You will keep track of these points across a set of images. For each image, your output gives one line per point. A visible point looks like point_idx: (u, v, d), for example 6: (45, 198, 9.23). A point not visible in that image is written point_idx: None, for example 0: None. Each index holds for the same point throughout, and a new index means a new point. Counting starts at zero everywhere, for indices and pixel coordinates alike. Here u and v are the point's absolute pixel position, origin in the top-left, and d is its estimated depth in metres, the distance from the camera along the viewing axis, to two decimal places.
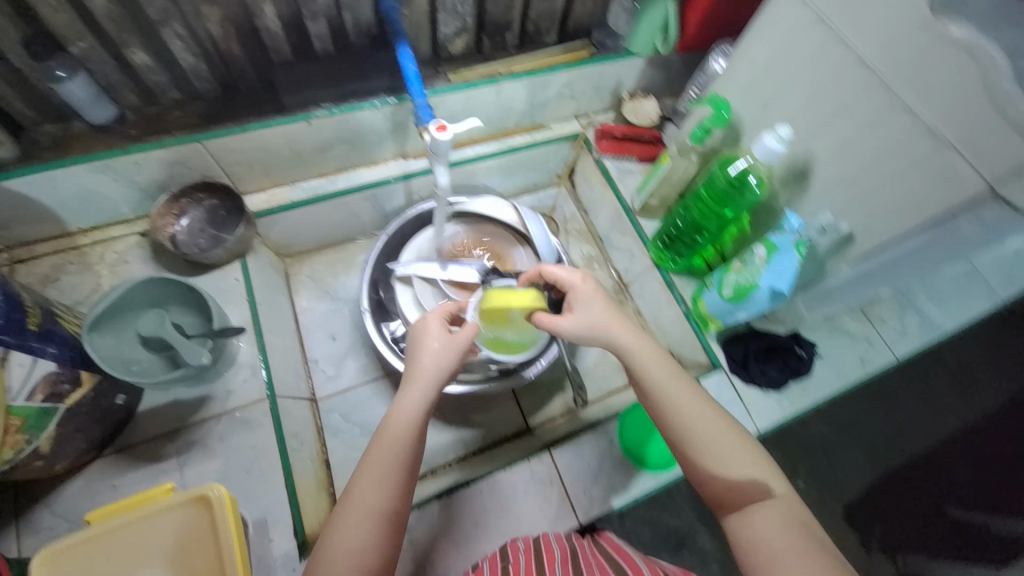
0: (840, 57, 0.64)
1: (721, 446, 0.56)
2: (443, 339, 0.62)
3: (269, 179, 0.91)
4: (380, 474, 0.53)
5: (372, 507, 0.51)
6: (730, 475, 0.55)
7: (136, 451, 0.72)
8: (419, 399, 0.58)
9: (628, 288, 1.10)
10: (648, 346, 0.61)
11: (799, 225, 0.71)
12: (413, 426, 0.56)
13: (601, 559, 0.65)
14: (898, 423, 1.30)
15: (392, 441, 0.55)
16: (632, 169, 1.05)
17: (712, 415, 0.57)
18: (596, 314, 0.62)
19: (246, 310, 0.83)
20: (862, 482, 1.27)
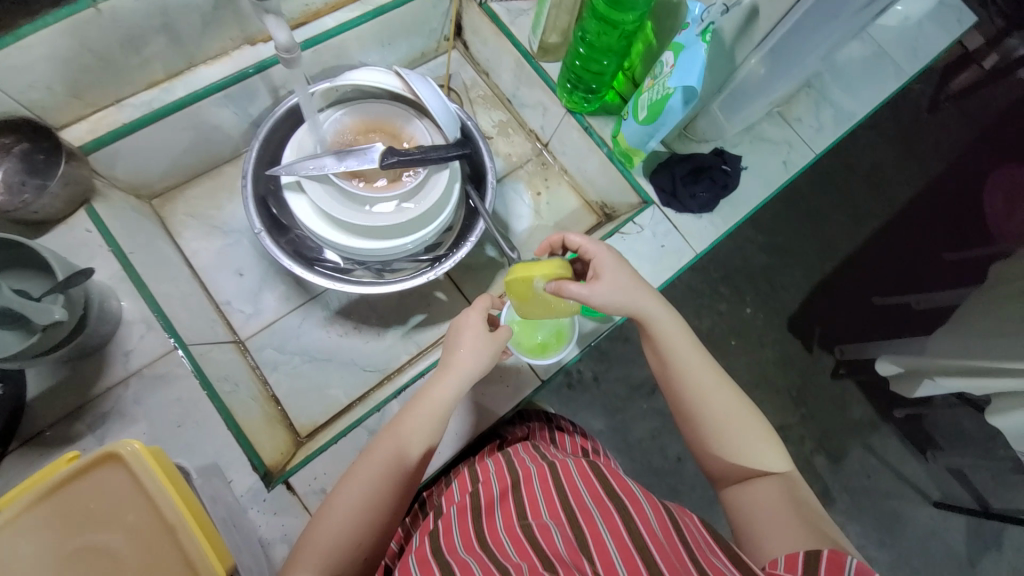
0: None
1: (735, 426, 0.62)
2: (477, 317, 0.67)
3: (83, 101, 0.73)
4: (403, 442, 0.60)
5: (381, 470, 0.58)
6: (735, 454, 0.61)
7: (43, 439, 0.64)
8: (453, 385, 0.64)
9: (548, 148, 1.03)
10: (678, 328, 0.66)
11: (701, 12, 0.64)
12: (441, 407, 0.63)
13: (586, 478, 0.61)
14: (822, 230, 1.41)
15: (422, 412, 0.62)
16: (524, 9, 0.94)
17: (728, 400, 0.63)
18: (619, 286, 0.63)
19: (113, 261, 0.70)
20: (797, 289, 1.38)
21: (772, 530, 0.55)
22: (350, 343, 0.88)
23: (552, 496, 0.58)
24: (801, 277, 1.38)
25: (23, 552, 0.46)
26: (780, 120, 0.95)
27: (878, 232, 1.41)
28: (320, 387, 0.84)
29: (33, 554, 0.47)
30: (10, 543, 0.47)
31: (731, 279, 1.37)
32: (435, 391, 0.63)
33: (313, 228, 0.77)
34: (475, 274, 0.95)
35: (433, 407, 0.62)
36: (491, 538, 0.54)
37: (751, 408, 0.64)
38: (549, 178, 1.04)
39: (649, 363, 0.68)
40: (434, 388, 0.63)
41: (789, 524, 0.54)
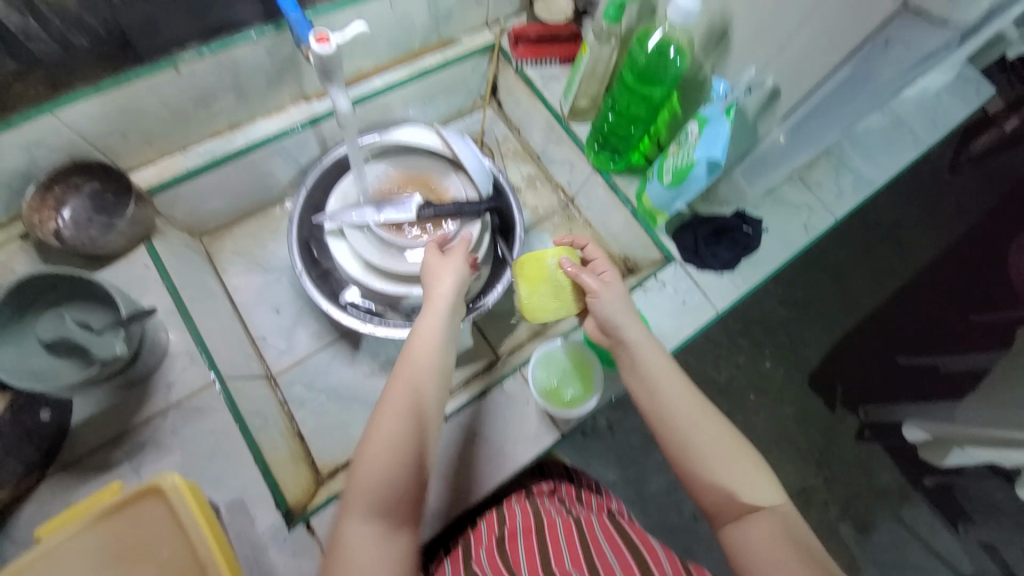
0: None
1: (725, 456, 0.60)
2: (445, 266, 0.70)
3: (154, 148, 0.81)
4: (411, 387, 0.60)
5: (400, 419, 0.58)
6: (730, 487, 0.58)
7: (83, 464, 0.66)
8: (438, 320, 0.65)
9: (574, 202, 1.08)
10: (655, 353, 0.67)
11: (725, 91, 0.68)
12: (432, 341, 0.63)
13: (610, 535, 0.63)
14: (843, 287, 1.41)
15: (417, 354, 0.62)
16: (556, 73, 0.99)
17: (716, 431, 0.62)
18: (614, 296, 0.69)
19: (166, 296, 0.75)
20: (819, 347, 1.37)
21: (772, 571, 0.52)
22: (375, 383, 0.90)
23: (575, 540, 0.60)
24: (822, 334, 1.37)
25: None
26: (800, 184, 0.99)
27: (901, 292, 1.40)
28: (343, 426, 0.86)
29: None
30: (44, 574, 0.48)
31: (751, 333, 1.37)
32: (423, 333, 0.64)
33: (351, 273, 0.82)
34: (499, 320, 0.98)
35: (426, 344, 0.63)
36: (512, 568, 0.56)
37: (734, 436, 0.62)
38: (574, 230, 1.07)
39: (632, 395, 0.67)
40: (421, 331, 0.64)
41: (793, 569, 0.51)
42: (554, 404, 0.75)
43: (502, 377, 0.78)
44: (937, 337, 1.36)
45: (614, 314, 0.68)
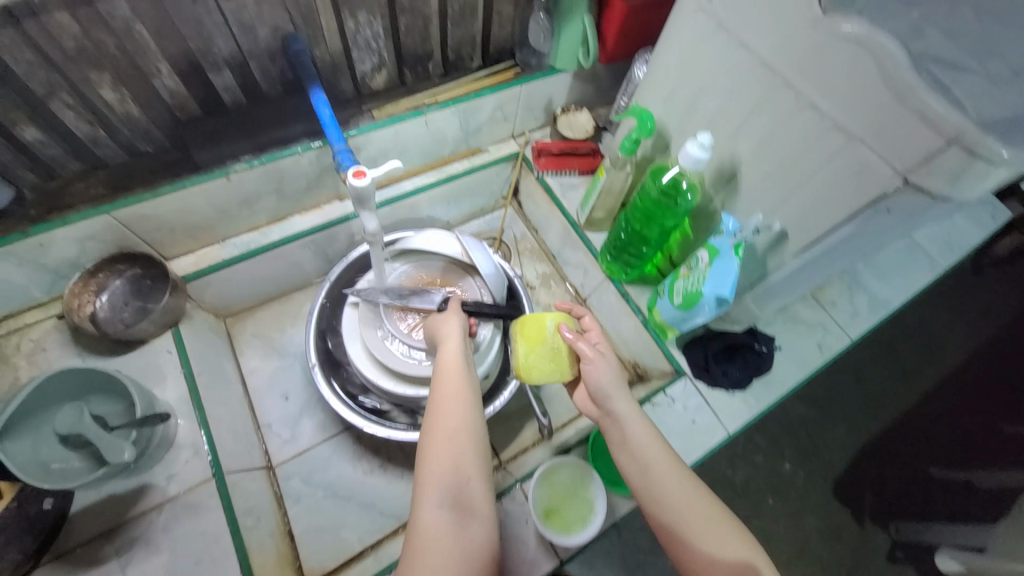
0: (745, 60, 0.65)
1: (715, 529, 0.54)
2: (449, 317, 0.69)
3: (195, 240, 0.87)
4: (456, 390, 0.59)
5: (453, 425, 0.56)
6: (726, 563, 0.52)
7: (69, 559, 0.65)
8: (456, 338, 0.65)
9: (586, 303, 1.10)
10: (642, 424, 0.61)
11: (735, 227, 0.71)
12: (457, 355, 0.63)
13: None
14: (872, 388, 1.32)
15: (448, 367, 0.61)
16: (575, 183, 1.05)
17: (703, 499, 0.57)
18: (609, 365, 0.65)
19: (183, 385, 0.77)
20: (843, 450, 1.26)
21: None
22: (373, 482, 0.88)
23: None
24: (846, 441, 1.27)
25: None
26: (814, 302, 0.99)
27: (927, 397, 1.33)
28: (335, 527, 0.84)
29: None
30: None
31: (769, 429, 1.27)
32: (449, 350, 0.63)
33: (362, 371, 0.83)
34: (503, 422, 0.97)
35: (452, 359, 0.62)
36: None
37: (719, 506, 0.57)
38: None
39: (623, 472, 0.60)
40: (444, 350, 0.64)
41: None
42: (556, 529, 0.72)
43: (503, 492, 0.77)
44: (968, 453, 1.28)
45: (605, 383, 0.63)
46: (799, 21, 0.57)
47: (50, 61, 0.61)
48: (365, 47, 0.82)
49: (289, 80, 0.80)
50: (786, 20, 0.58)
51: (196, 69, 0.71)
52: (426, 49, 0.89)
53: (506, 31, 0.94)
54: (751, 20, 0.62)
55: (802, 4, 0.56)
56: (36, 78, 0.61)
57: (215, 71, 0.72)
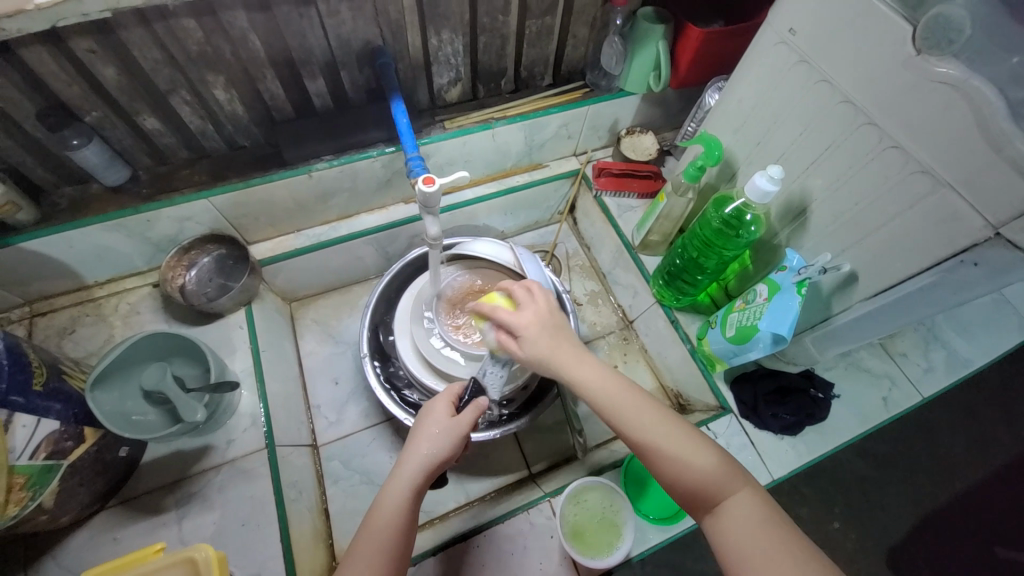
0: (825, 94, 0.63)
1: (682, 450, 0.53)
2: (442, 425, 0.61)
3: (275, 229, 0.95)
4: (376, 561, 0.51)
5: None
6: (699, 477, 0.52)
7: (136, 503, 0.73)
8: (410, 486, 0.56)
9: (633, 325, 1.09)
10: (589, 368, 0.57)
11: (799, 264, 0.69)
12: (400, 510, 0.54)
13: None
14: (941, 453, 1.20)
15: (380, 527, 0.53)
16: (632, 205, 1.06)
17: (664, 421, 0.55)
18: (533, 343, 0.59)
19: (249, 358, 0.85)
20: (900, 514, 1.14)
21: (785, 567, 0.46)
22: None
23: None
24: (896, 503, 1.14)
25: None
26: (881, 351, 0.93)
27: (998, 468, 1.20)
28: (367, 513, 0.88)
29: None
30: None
31: (817, 481, 1.14)
32: (391, 500, 0.55)
33: (409, 367, 0.86)
34: (538, 434, 0.98)
35: (391, 514, 0.54)
36: None
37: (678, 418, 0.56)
38: (628, 353, 1.07)
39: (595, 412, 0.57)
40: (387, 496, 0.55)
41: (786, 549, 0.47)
42: (581, 549, 0.72)
43: (531, 504, 0.78)
44: None
45: (543, 353, 0.58)
46: (889, 60, 0.55)
47: (174, 60, 0.69)
48: (446, 62, 0.87)
49: (373, 88, 0.87)
50: (874, 56, 0.56)
51: (296, 75, 0.79)
52: (501, 66, 0.93)
53: (579, 52, 0.96)
54: (835, 54, 0.60)
55: (893, 42, 0.54)
56: (163, 76, 0.70)
57: (310, 78, 0.79)
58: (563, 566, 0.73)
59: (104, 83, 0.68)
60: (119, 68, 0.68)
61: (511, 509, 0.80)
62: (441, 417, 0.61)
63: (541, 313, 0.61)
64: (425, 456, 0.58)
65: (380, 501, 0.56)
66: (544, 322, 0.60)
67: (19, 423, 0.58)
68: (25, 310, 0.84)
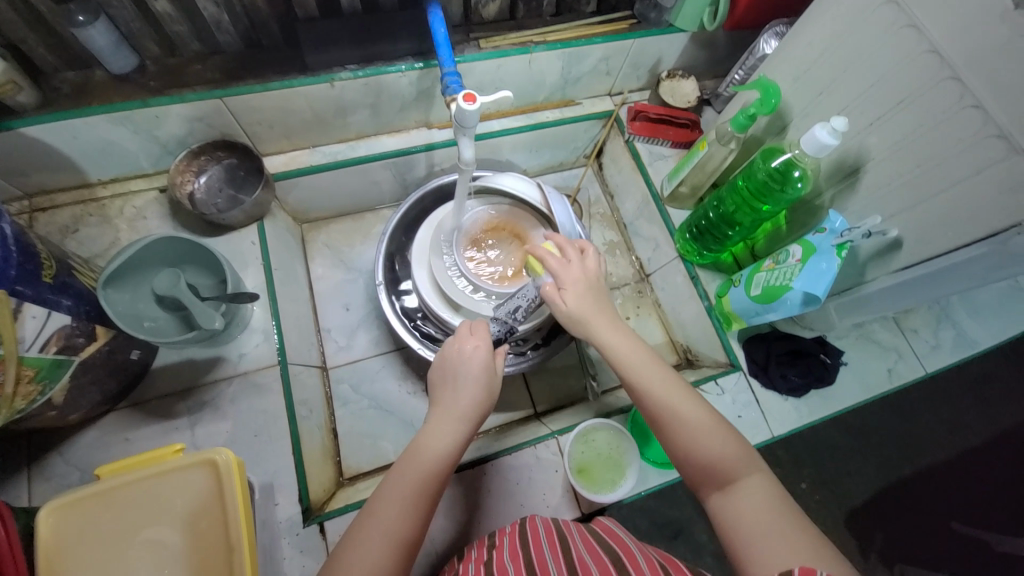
0: (909, 42, 0.58)
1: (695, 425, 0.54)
2: (484, 379, 0.61)
3: (289, 142, 0.89)
4: (411, 505, 0.51)
5: (393, 524, 0.50)
6: (710, 449, 0.53)
7: (148, 407, 0.73)
8: (456, 434, 0.57)
9: (649, 279, 1.08)
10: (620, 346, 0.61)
11: (842, 226, 0.66)
12: (447, 455, 0.55)
13: (598, 546, 0.57)
14: (922, 429, 1.25)
15: (423, 469, 0.54)
16: (665, 154, 1.01)
17: (683, 396, 0.56)
18: (574, 303, 0.62)
19: (262, 275, 0.82)
20: (872, 481, 1.20)
21: (774, 534, 0.45)
22: (415, 403, 0.93)
23: (560, 552, 0.55)
24: (867, 471, 1.19)
25: (37, 548, 0.50)
26: (894, 325, 0.93)
27: (970, 449, 1.26)
28: (374, 436, 0.90)
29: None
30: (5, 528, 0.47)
31: (795, 446, 1.19)
32: (435, 445, 0.56)
33: (424, 298, 0.85)
34: (546, 377, 1.00)
35: (434, 459, 0.55)
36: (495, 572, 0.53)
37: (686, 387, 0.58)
38: (641, 306, 1.07)
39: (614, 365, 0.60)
40: (429, 440, 0.56)
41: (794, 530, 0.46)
42: (586, 485, 0.76)
43: (539, 440, 0.80)
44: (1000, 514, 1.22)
45: (584, 310, 0.62)
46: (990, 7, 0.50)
47: None
48: None
49: None
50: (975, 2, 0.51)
51: None
52: None
53: None
54: None
55: None
56: None
57: None
58: (564, 499, 0.76)
59: None
60: None
61: (518, 443, 0.82)
62: (468, 352, 0.62)
63: (587, 273, 0.64)
64: (473, 407, 0.59)
65: (416, 444, 0.56)
66: (587, 283, 0.63)
67: (27, 314, 0.54)
68: (23, 204, 0.79)
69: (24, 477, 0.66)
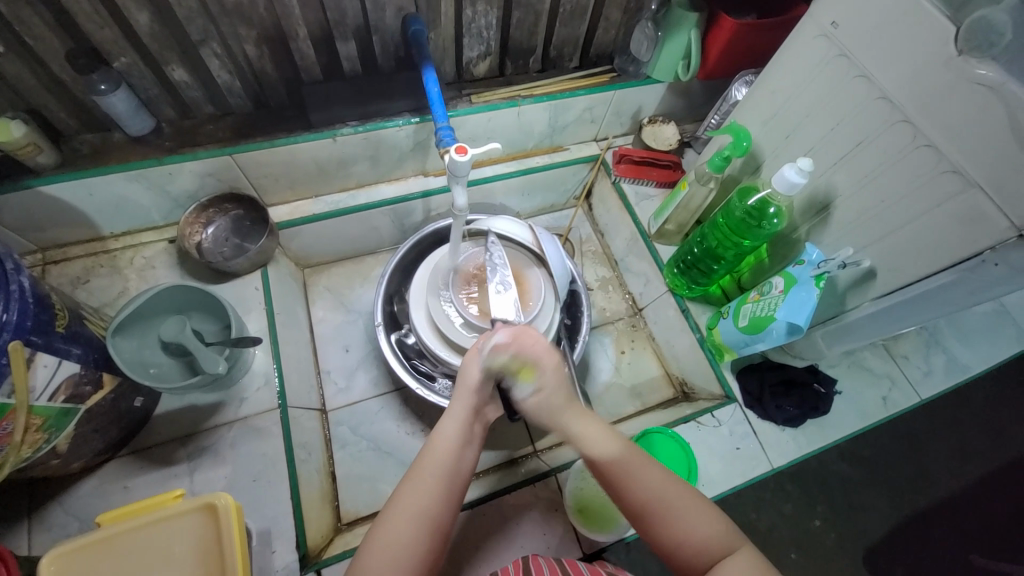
0: (862, 89, 0.64)
1: (679, 513, 0.55)
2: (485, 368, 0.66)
3: (293, 192, 0.94)
4: (431, 488, 0.56)
5: (420, 504, 0.54)
6: (696, 538, 0.54)
7: (148, 453, 0.73)
8: (464, 420, 0.62)
9: (642, 313, 1.10)
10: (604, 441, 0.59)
11: (819, 258, 0.69)
12: (456, 439, 0.60)
13: None
14: (928, 459, 1.23)
15: (437, 453, 0.58)
16: (650, 194, 1.06)
17: (660, 481, 0.56)
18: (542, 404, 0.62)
19: (264, 319, 0.85)
20: (882, 515, 1.17)
21: None
22: (413, 444, 0.94)
23: None
24: (877, 503, 1.16)
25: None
26: (884, 352, 0.94)
27: (981, 477, 1.23)
28: (372, 479, 0.90)
29: None
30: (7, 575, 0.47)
31: (800, 480, 1.17)
32: (450, 438, 0.59)
33: (422, 337, 0.87)
34: None
35: (445, 442, 0.59)
36: None
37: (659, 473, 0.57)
38: (636, 340, 1.09)
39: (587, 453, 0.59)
40: (444, 435, 0.60)
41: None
42: (588, 524, 0.74)
43: (537, 477, 0.81)
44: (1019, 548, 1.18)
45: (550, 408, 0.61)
46: (929, 59, 0.56)
47: (208, 10, 0.68)
48: (477, 35, 0.86)
49: (403, 57, 0.86)
50: (916, 54, 0.57)
51: (328, 36, 0.78)
52: (531, 44, 0.92)
53: (610, 35, 0.95)
54: (877, 50, 0.61)
55: (935, 41, 0.55)
56: (196, 26, 0.69)
57: (342, 40, 0.78)
58: (565, 538, 0.75)
59: (136, 28, 0.67)
60: (153, 15, 0.67)
61: (517, 481, 0.82)
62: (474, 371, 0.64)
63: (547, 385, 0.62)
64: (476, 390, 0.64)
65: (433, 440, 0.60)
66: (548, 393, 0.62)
67: (40, 362, 0.56)
68: (37, 257, 0.83)
69: (20, 529, 0.66)
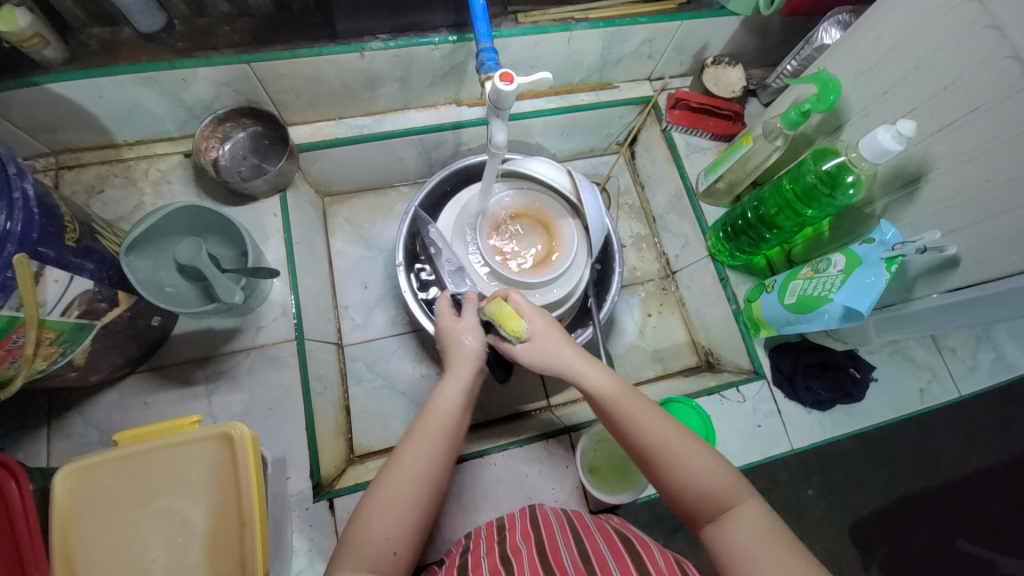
0: (990, 43, 0.53)
1: (683, 459, 0.53)
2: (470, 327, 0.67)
3: (315, 112, 0.87)
4: (428, 450, 0.54)
5: (418, 464, 0.53)
6: (702, 484, 0.52)
7: (167, 372, 0.73)
8: (465, 384, 0.61)
9: (675, 276, 1.04)
10: (601, 373, 0.59)
11: (893, 238, 0.62)
12: (456, 405, 0.59)
13: (610, 534, 0.58)
14: (943, 449, 1.20)
15: (436, 416, 0.57)
16: (703, 147, 0.96)
17: (666, 426, 0.55)
18: (543, 346, 0.62)
19: (283, 248, 0.81)
20: (883, 498, 1.17)
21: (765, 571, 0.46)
22: (427, 386, 0.93)
23: (571, 538, 0.56)
24: (883, 485, 1.16)
25: (54, 509, 0.51)
26: (930, 343, 0.88)
27: (995, 472, 1.21)
28: (385, 416, 0.91)
29: (11, 517, 0.48)
30: (19, 486, 0.48)
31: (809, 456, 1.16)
32: (450, 399, 0.59)
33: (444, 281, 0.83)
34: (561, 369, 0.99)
35: (444, 407, 0.58)
36: (508, 550, 0.54)
37: (670, 420, 0.56)
38: (665, 304, 1.04)
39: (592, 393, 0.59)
40: (440, 398, 0.59)
41: (780, 562, 0.46)
42: (597, 484, 0.75)
43: (551, 434, 0.79)
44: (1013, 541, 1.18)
45: (547, 353, 0.62)
46: None
47: None
48: None
49: None
50: None
51: None
52: None
53: None
54: None
55: None
56: None
57: None
58: (574, 494, 0.76)
59: None
60: None
61: (530, 435, 0.82)
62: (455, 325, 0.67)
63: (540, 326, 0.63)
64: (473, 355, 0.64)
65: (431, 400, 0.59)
66: (549, 333, 0.63)
67: (50, 277, 0.53)
68: (50, 161, 0.79)
69: (46, 432, 0.68)
